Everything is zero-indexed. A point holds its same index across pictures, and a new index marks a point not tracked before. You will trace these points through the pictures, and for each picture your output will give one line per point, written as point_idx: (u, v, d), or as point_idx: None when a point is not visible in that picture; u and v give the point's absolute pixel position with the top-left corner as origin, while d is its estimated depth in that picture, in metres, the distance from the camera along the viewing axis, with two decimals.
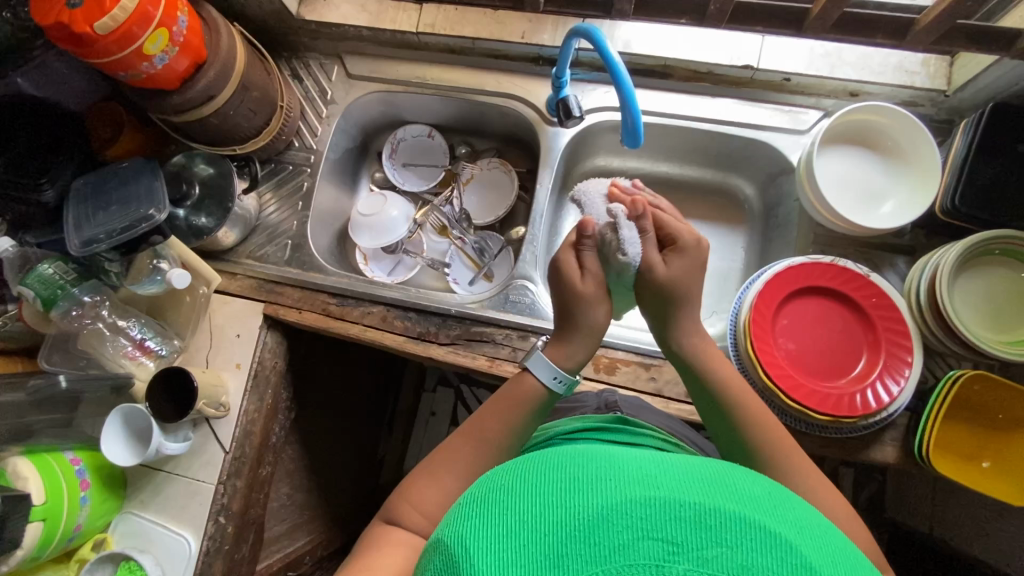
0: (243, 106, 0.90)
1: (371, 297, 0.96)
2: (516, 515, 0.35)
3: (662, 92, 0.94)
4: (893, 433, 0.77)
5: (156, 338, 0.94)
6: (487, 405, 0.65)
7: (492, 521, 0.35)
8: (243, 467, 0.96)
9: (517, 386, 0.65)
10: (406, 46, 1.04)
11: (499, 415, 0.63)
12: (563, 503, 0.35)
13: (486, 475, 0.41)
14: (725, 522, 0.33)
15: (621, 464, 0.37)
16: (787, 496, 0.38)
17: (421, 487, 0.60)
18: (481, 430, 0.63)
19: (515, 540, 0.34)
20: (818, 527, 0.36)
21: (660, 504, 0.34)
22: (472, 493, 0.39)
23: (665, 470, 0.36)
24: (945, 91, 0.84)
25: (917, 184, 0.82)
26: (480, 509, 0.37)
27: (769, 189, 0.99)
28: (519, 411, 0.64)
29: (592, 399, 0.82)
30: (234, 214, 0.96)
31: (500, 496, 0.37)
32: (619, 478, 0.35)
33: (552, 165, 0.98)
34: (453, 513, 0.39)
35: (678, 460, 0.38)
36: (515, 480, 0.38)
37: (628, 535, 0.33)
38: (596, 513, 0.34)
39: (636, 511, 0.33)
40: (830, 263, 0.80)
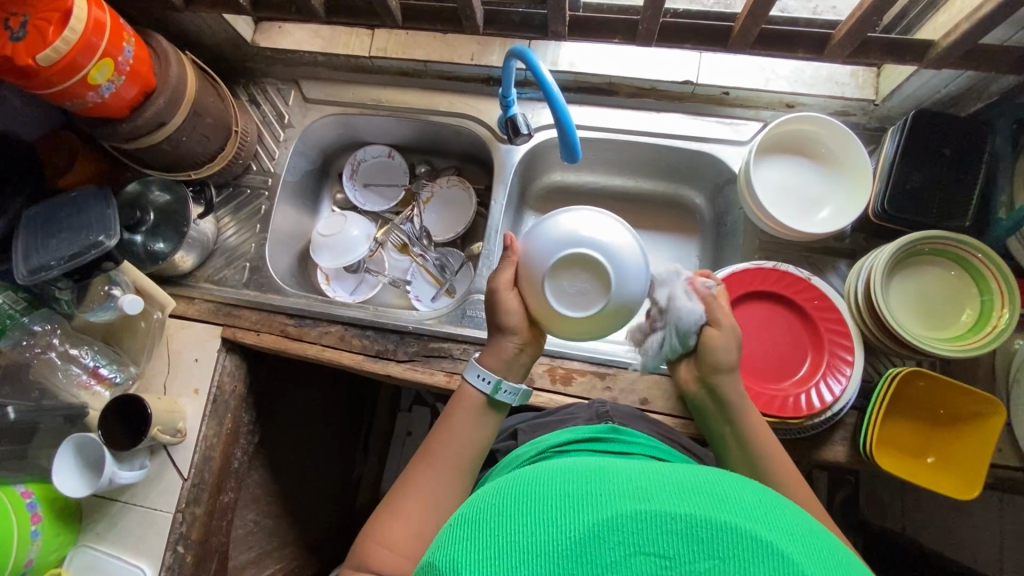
0: (196, 132, 0.91)
1: (328, 316, 0.96)
2: (512, 534, 0.37)
3: (608, 109, 0.97)
4: (842, 432, 0.78)
5: (110, 365, 0.93)
6: (435, 428, 0.67)
7: (486, 538, 0.37)
8: (202, 494, 0.95)
9: (460, 399, 0.68)
10: (361, 70, 1.06)
11: (449, 433, 0.66)
12: (559, 520, 0.36)
13: (477, 497, 0.43)
14: (716, 532, 0.35)
15: (612, 478, 0.39)
16: (778, 500, 0.39)
17: (390, 522, 0.59)
18: (434, 453, 0.65)
19: (510, 559, 0.35)
20: (812, 532, 0.37)
21: (652, 517, 0.35)
22: (466, 512, 0.41)
23: (658, 484, 0.38)
24: (875, 100, 0.87)
25: (852, 190, 0.84)
26: (472, 530, 0.38)
27: (717, 198, 1.02)
28: (469, 425, 0.66)
29: (583, 410, 0.81)
30: (189, 238, 0.96)
31: (495, 515, 0.39)
32: (609, 494, 0.37)
33: (506, 181, 1.00)
34: (442, 535, 0.41)
35: (668, 472, 0.40)
36: (505, 500, 0.40)
37: (621, 552, 0.34)
38: (588, 529, 0.35)
39: (627, 526, 0.35)
40: (772, 268, 0.82)
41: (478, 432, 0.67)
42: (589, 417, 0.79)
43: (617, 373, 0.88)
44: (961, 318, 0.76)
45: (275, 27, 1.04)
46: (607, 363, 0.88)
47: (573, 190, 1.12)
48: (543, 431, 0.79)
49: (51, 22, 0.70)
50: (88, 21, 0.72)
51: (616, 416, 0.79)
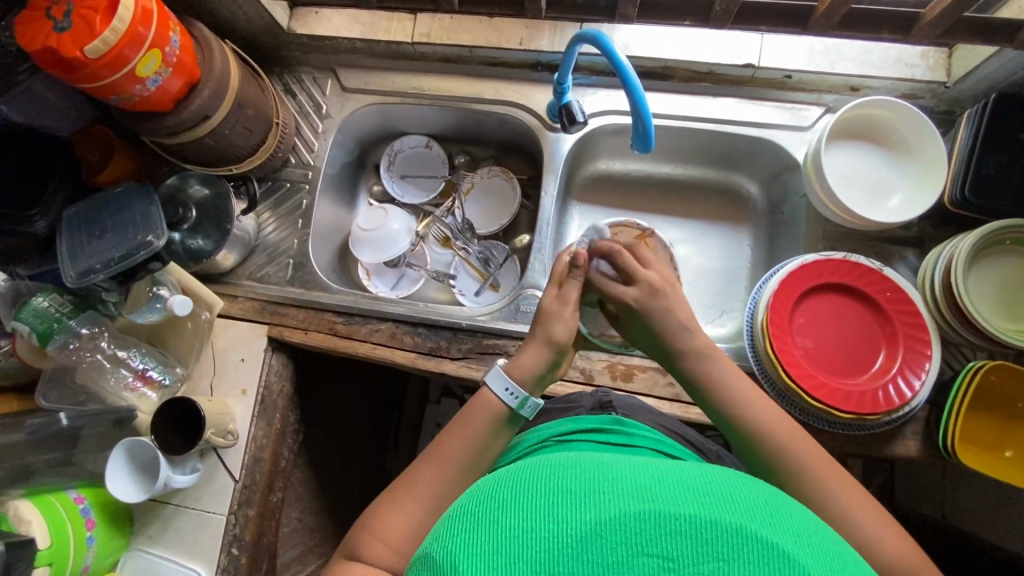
0: (239, 125, 0.88)
1: (377, 313, 0.93)
2: (510, 528, 0.35)
3: (664, 94, 0.94)
4: (915, 426, 0.77)
5: (158, 367, 0.91)
6: (445, 430, 0.64)
7: (482, 533, 0.35)
8: (254, 495, 0.94)
9: (475, 406, 0.65)
10: (400, 56, 1.02)
11: (456, 442, 0.63)
12: (558, 518, 0.35)
13: (478, 490, 0.41)
14: (725, 535, 0.33)
15: (615, 476, 0.37)
16: (782, 503, 0.37)
17: (387, 516, 0.60)
18: (440, 455, 0.63)
19: (501, 556, 0.34)
20: (819, 537, 0.35)
21: (654, 517, 0.34)
22: (463, 506, 0.40)
23: (661, 482, 0.36)
24: (946, 82, 0.84)
25: (925, 176, 0.81)
26: (469, 524, 0.37)
27: (773, 186, 1.00)
28: (483, 437, 0.63)
29: (586, 398, 0.80)
30: (232, 235, 0.93)
31: (494, 509, 0.37)
32: (611, 492, 0.35)
33: (556, 171, 0.97)
34: (442, 527, 0.40)
35: (672, 471, 0.38)
36: (501, 494, 0.38)
37: (623, 552, 0.33)
38: (588, 528, 0.34)
39: (629, 525, 0.33)
40: (843, 260, 0.80)
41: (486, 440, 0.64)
42: (592, 405, 0.78)
43: None
44: None
45: (311, 12, 1.00)
46: None
47: (618, 178, 1.10)
48: (545, 418, 0.80)
49: (97, 12, 0.66)
50: (135, 10, 0.68)
51: (620, 406, 0.78)
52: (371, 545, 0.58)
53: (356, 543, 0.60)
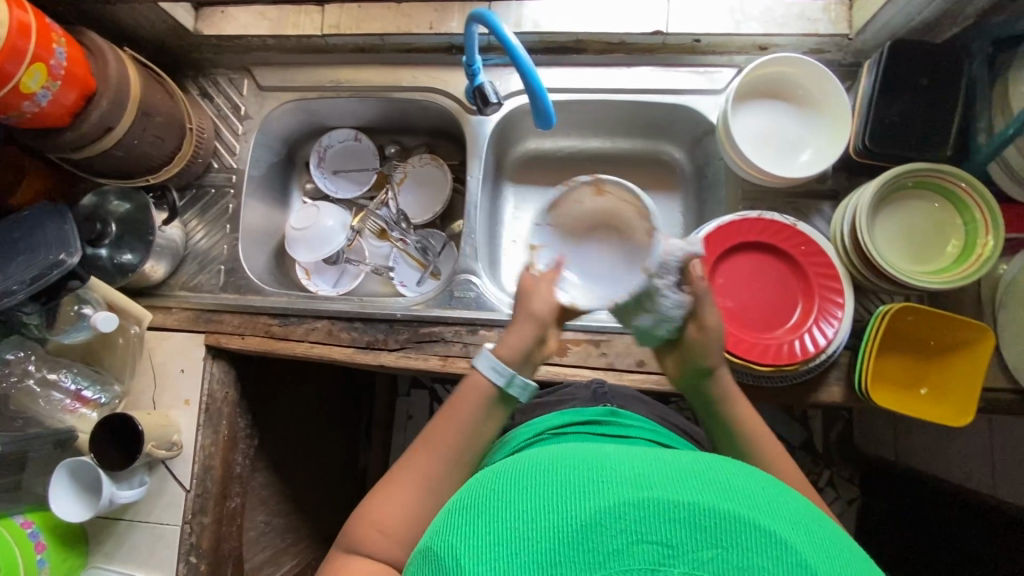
0: (148, 134, 0.86)
1: (313, 312, 0.93)
2: (513, 519, 0.38)
3: (578, 68, 0.94)
4: (837, 373, 0.80)
5: (93, 386, 0.91)
6: (443, 410, 0.65)
7: (487, 524, 0.38)
8: (208, 503, 0.94)
9: (468, 386, 0.65)
10: (314, 50, 1.00)
11: (450, 419, 0.64)
12: (560, 509, 0.37)
13: (474, 483, 0.43)
14: (722, 522, 0.36)
15: (614, 468, 0.40)
16: (779, 489, 0.40)
17: (380, 506, 0.60)
18: (432, 441, 0.63)
19: (507, 546, 0.36)
20: (811, 520, 0.38)
21: (652, 506, 0.36)
22: (465, 498, 0.42)
23: (661, 473, 0.39)
24: (849, 35, 0.85)
25: (832, 129, 0.83)
26: (472, 516, 0.39)
27: (696, 151, 1.01)
28: (474, 415, 0.63)
29: (581, 390, 0.82)
30: (158, 246, 0.92)
31: (497, 501, 0.39)
32: (612, 483, 0.38)
33: (480, 154, 0.96)
34: (440, 520, 0.42)
35: (668, 462, 0.40)
36: (504, 487, 0.41)
37: (622, 539, 0.35)
38: (589, 516, 0.36)
39: (629, 515, 0.36)
40: (758, 217, 0.81)
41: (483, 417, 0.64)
42: (588, 396, 0.80)
43: (611, 339, 0.87)
44: (947, 250, 0.76)
45: (217, 12, 0.98)
46: (601, 330, 0.87)
47: (550, 156, 1.10)
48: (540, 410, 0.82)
49: None
50: (10, 24, 0.66)
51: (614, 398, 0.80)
52: (366, 534, 0.58)
53: (351, 537, 0.59)
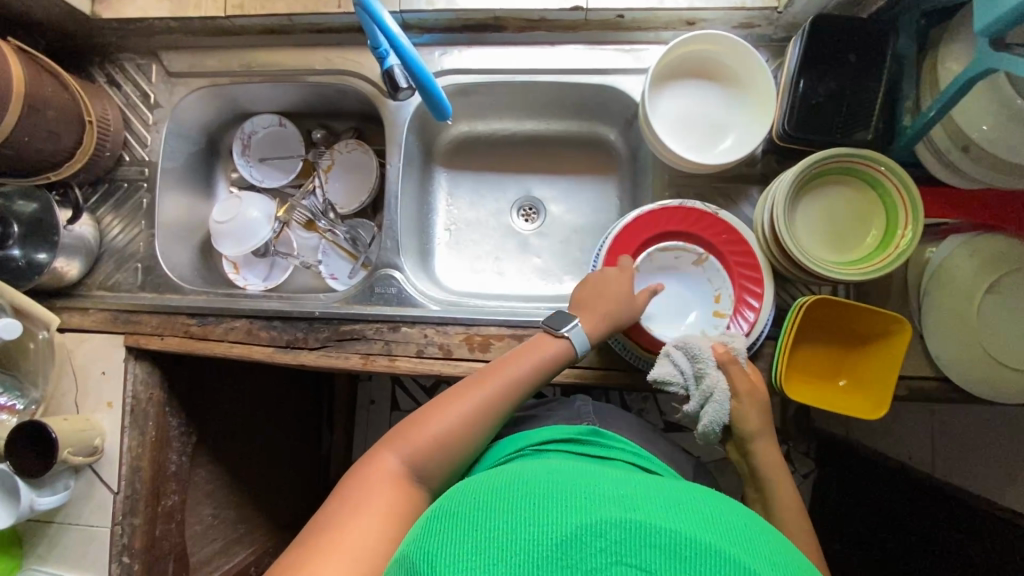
0: (39, 130, 0.81)
1: (232, 311, 0.91)
2: (501, 527, 0.40)
3: (499, 48, 0.89)
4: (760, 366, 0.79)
5: (11, 393, 0.89)
6: (516, 352, 0.72)
7: (476, 530, 0.40)
8: (138, 504, 0.94)
9: (552, 335, 0.74)
10: (222, 32, 0.94)
11: (524, 361, 0.71)
12: (549, 522, 0.39)
13: (467, 491, 0.46)
14: (701, 552, 0.37)
15: (602, 493, 0.42)
16: (763, 530, 0.42)
17: (438, 417, 0.67)
18: (502, 372, 0.71)
19: (493, 553, 0.38)
20: (789, 562, 0.40)
21: (634, 528, 0.38)
22: (454, 506, 0.44)
23: (646, 502, 0.41)
24: (777, 8, 0.80)
25: (757, 110, 0.79)
26: (462, 521, 0.42)
27: (631, 133, 0.97)
28: (549, 358, 0.72)
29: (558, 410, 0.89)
30: (65, 245, 0.89)
31: (488, 510, 0.42)
32: (600, 506, 0.40)
33: (401, 141, 0.91)
34: (427, 525, 0.44)
35: (653, 493, 0.43)
36: (497, 498, 0.43)
37: (602, 558, 0.37)
38: (571, 531, 0.39)
39: (610, 534, 0.38)
40: (679, 207, 0.78)
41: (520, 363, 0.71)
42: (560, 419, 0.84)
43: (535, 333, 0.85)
44: (866, 240, 0.73)
45: None
46: (523, 324, 0.85)
47: (483, 140, 1.06)
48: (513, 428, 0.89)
49: None
50: None
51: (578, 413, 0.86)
52: (422, 441, 0.64)
53: (402, 444, 0.64)
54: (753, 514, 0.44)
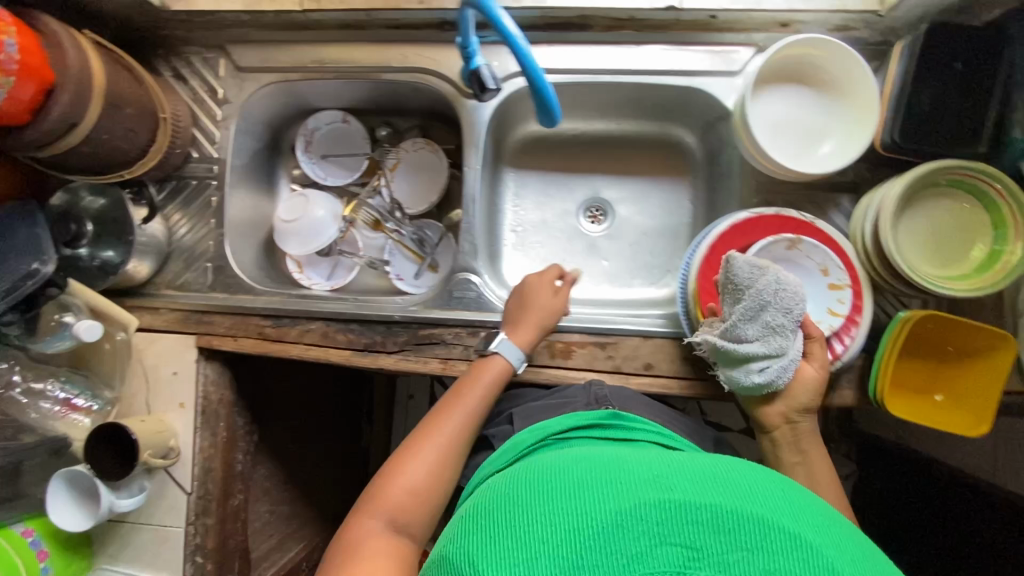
0: (118, 127, 0.79)
1: (307, 313, 0.89)
2: (533, 524, 0.39)
3: (582, 47, 0.87)
4: (849, 377, 0.78)
5: (84, 393, 0.88)
6: (450, 392, 0.75)
7: (511, 532, 0.39)
8: (211, 503, 0.94)
9: (485, 367, 0.78)
10: (294, 26, 0.91)
11: (463, 399, 0.73)
12: (583, 511, 0.39)
13: (493, 491, 0.45)
14: (742, 524, 0.37)
15: (633, 472, 0.41)
16: (792, 490, 0.42)
17: (406, 467, 0.66)
18: (444, 413, 0.72)
19: (530, 550, 0.38)
20: (821, 519, 0.40)
21: (673, 507, 0.38)
22: (483, 508, 0.43)
23: (678, 476, 0.41)
24: (878, 11, 0.78)
25: (855, 118, 0.77)
26: (495, 525, 0.41)
27: (709, 135, 0.96)
28: (479, 392, 0.75)
29: (581, 393, 0.78)
30: (139, 245, 0.87)
31: (516, 509, 0.41)
32: (632, 486, 0.40)
33: (479, 142, 0.90)
34: (457, 530, 0.43)
35: (684, 466, 0.42)
36: (524, 493, 0.42)
37: (646, 541, 0.36)
38: (610, 519, 0.38)
39: (650, 517, 0.37)
40: (775, 215, 0.76)
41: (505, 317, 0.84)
42: (586, 401, 0.77)
43: (618, 341, 0.84)
44: (972, 254, 0.72)
45: None
46: (606, 332, 0.84)
47: (552, 140, 1.04)
48: (539, 413, 0.76)
49: None
50: None
51: (615, 400, 0.77)
52: (401, 493, 0.64)
53: (378, 500, 0.63)
54: (783, 476, 0.44)
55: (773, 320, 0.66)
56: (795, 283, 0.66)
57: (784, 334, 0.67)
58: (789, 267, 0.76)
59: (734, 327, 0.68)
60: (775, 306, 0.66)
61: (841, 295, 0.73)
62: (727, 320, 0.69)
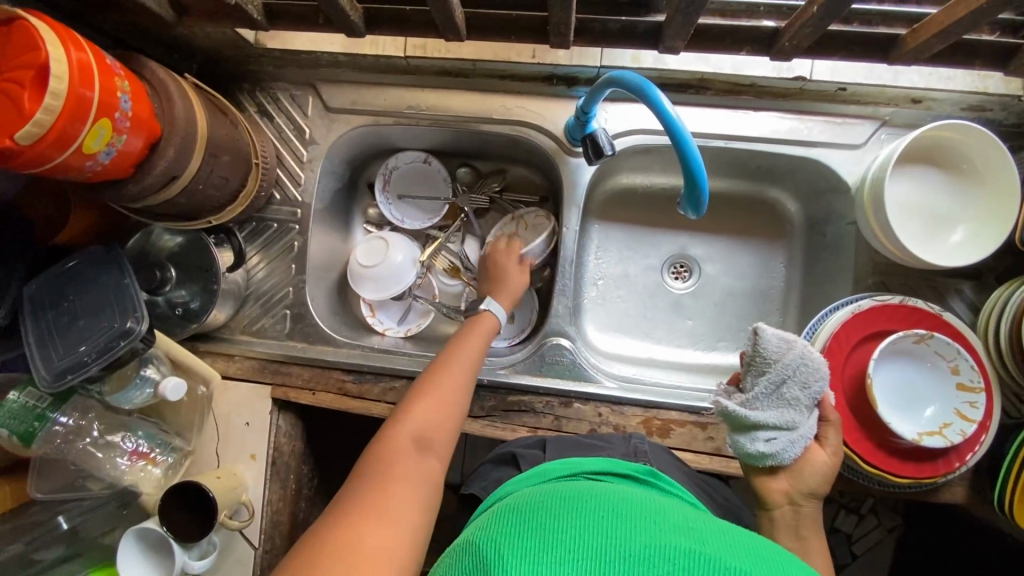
0: (213, 176, 0.76)
1: (391, 370, 0.86)
2: (560, 531, 0.37)
3: (697, 110, 0.83)
4: (964, 475, 0.75)
5: (155, 443, 0.84)
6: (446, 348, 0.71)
7: (535, 530, 0.37)
8: (277, 559, 0.89)
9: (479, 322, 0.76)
10: (392, 69, 0.88)
11: (463, 349, 0.71)
12: (612, 535, 0.36)
13: (527, 496, 0.43)
14: None
15: (669, 519, 0.38)
16: None
17: (412, 413, 0.61)
18: (444, 364, 0.68)
19: (549, 552, 0.35)
20: None
21: (705, 559, 0.34)
22: (512, 508, 0.41)
23: (715, 536, 0.37)
24: (1021, 96, 0.74)
25: (991, 209, 0.73)
26: (519, 519, 0.39)
27: (813, 203, 0.92)
28: (479, 343, 0.73)
29: (618, 443, 0.74)
30: (221, 292, 0.84)
31: (546, 513, 0.39)
32: (666, 530, 0.37)
33: (578, 202, 0.86)
34: (485, 523, 0.41)
35: (725, 530, 0.39)
36: (557, 504, 0.40)
37: None
38: (637, 549, 0.35)
39: (676, 559, 0.34)
40: (900, 305, 0.73)
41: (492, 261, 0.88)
42: (624, 451, 0.73)
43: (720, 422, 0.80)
44: None
45: None
46: (708, 411, 0.80)
47: (641, 193, 1.01)
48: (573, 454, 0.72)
49: (25, 86, 0.53)
50: (70, 66, 0.55)
51: (655, 456, 0.72)
52: (411, 436, 0.59)
53: (390, 441, 0.58)
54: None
55: (790, 393, 0.61)
56: (821, 363, 0.61)
57: (799, 409, 0.61)
58: (911, 363, 0.72)
59: (750, 394, 0.62)
60: (795, 379, 0.61)
61: (974, 398, 0.69)
62: (744, 388, 0.63)
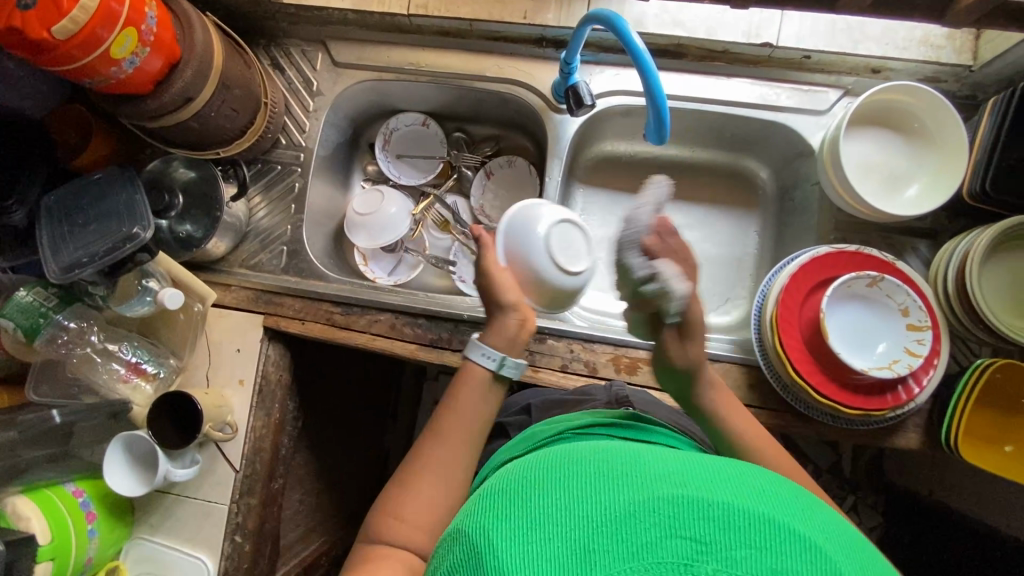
0: (224, 107, 0.82)
1: (377, 304, 0.91)
2: (541, 507, 0.35)
3: (675, 74, 0.90)
4: (918, 420, 0.78)
5: (151, 359, 0.89)
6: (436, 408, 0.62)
7: (517, 506, 0.36)
8: (256, 484, 0.92)
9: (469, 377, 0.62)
10: (397, 29, 0.96)
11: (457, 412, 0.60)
12: (593, 500, 0.34)
13: (509, 471, 0.41)
14: (755, 522, 0.32)
15: (653, 465, 0.37)
16: (830, 515, 0.36)
17: (406, 493, 0.56)
18: (440, 429, 0.60)
19: (532, 528, 0.34)
20: (855, 542, 0.34)
21: (687, 503, 0.33)
22: (492, 489, 0.39)
23: (699, 473, 0.36)
24: (971, 66, 0.80)
25: (942, 166, 0.79)
26: (499, 500, 0.37)
27: (784, 171, 0.97)
28: (475, 401, 0.61)
29: (600, 392, 0.77)
30: (223, 222, 0.90)
31: (527, 486, 0.37)
32: (649, 480, 0.35)
33: (562, 154, 0.92)
34: (470, 506, 0.40)
35: (705, 466, 0.37)
36: (538, 475, 0.38)
37: (656, 533, 0.32)
38: (624, 509, 0.33)
39: (664, 511, 0.33)
40: (856, 253, 0.77)
41: (480, 279, 0.66)
42: (608, 400, 0.75)
43: None
44: None
45: None
46: None
47: (624, 160, 1.06)
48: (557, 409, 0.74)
49: None
50: None
51: (637, 402, 0.75)
52: (408, 524, 0.54)
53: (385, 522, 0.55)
54: (814, 497, 0.38)
55: None
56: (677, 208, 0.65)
57: None
58: (865, 306, 0.77)
59: None
60: None
61: (920, 336, 0.73)
62: None
